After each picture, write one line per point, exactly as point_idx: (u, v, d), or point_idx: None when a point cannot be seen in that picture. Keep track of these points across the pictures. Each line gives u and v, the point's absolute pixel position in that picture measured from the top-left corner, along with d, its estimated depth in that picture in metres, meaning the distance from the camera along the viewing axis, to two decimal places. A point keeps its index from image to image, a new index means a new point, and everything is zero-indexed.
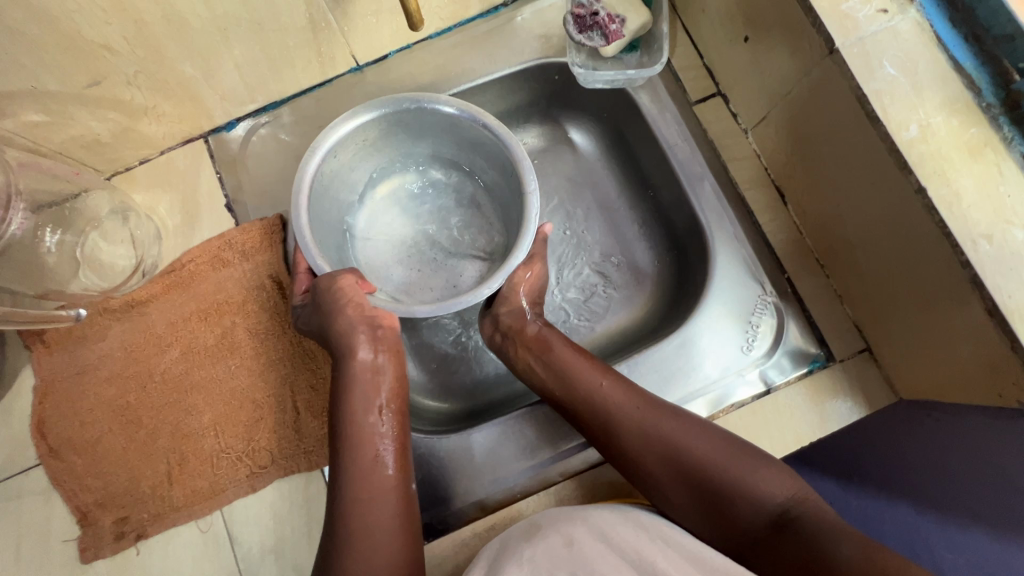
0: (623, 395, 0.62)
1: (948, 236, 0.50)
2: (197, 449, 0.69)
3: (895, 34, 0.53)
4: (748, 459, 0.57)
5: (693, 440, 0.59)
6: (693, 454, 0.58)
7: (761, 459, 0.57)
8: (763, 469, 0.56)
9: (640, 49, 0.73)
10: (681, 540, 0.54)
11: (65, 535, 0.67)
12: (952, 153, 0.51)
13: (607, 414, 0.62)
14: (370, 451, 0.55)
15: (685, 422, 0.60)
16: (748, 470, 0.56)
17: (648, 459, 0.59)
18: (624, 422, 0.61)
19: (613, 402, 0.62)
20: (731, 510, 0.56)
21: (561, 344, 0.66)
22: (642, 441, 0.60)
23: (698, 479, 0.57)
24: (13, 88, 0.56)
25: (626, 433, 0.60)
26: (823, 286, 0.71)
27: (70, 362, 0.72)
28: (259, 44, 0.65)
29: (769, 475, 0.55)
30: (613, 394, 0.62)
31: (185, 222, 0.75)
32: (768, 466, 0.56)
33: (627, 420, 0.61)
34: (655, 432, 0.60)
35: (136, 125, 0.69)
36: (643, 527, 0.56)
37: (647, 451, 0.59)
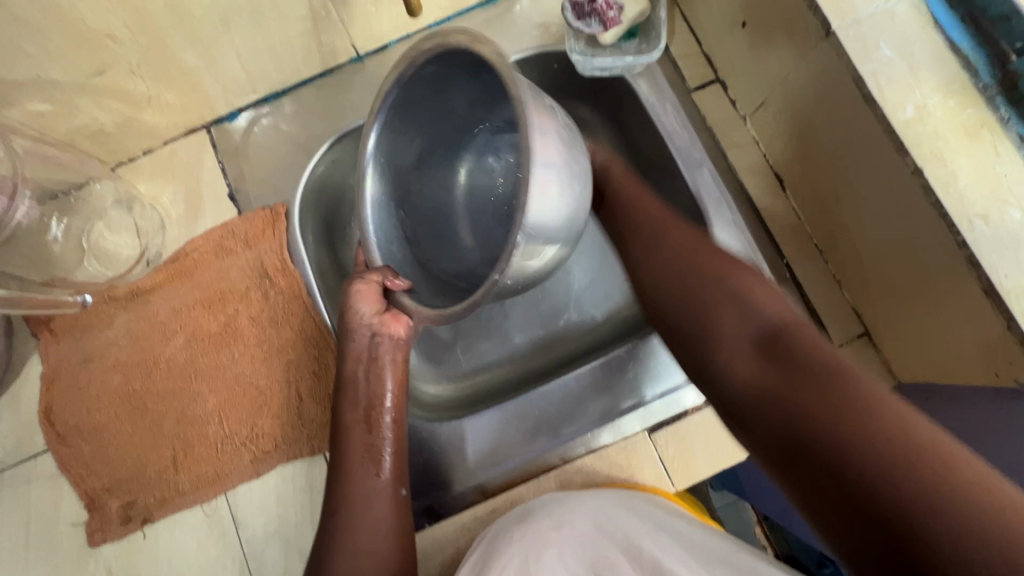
0: (676, 233, 0.60)
1: (944, 217, 0.51)
2: (202, 435, 0.70)
3: (892, 16, 0.53)
4: (781, 309, 0.50)
5: (729, 284, 0.53)
6: (716, 297, 0.53)
7: (794, 315, 0.50)
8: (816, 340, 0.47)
9: (638, 36, 0.74)
10: (668, 519, 0.55)
11: (72, 519, 0.69)
12: (948, 133, 0.51)
13: (653, 245, 0.60)
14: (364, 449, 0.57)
15: (745, 276, 0.54)
16: (781, 323, 0.49)
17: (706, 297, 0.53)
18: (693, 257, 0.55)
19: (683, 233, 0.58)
20: (726, 343, 0.50)
21: (636, 193, 0.66)
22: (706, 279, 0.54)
23: (705, 313, 0.53)
24: (19, 77, 0.57)
25: (665, 273, 0.58)
26: (822, 272, 0.71)
27: (76, 351, 0.72)
28: (260, 33, 0.66)
29: (795, 327, 0.48)
30: (676, 233, 0.60)
31: (189, 212, 0.76)
32: (803, 325, 0.49)
33: (672, 248, 0.59)
34: (688, 272, 0.56)
35: (140, 116, 0.69)
36: (631, 507, 0.56)
37: (672, 275, 0.57)
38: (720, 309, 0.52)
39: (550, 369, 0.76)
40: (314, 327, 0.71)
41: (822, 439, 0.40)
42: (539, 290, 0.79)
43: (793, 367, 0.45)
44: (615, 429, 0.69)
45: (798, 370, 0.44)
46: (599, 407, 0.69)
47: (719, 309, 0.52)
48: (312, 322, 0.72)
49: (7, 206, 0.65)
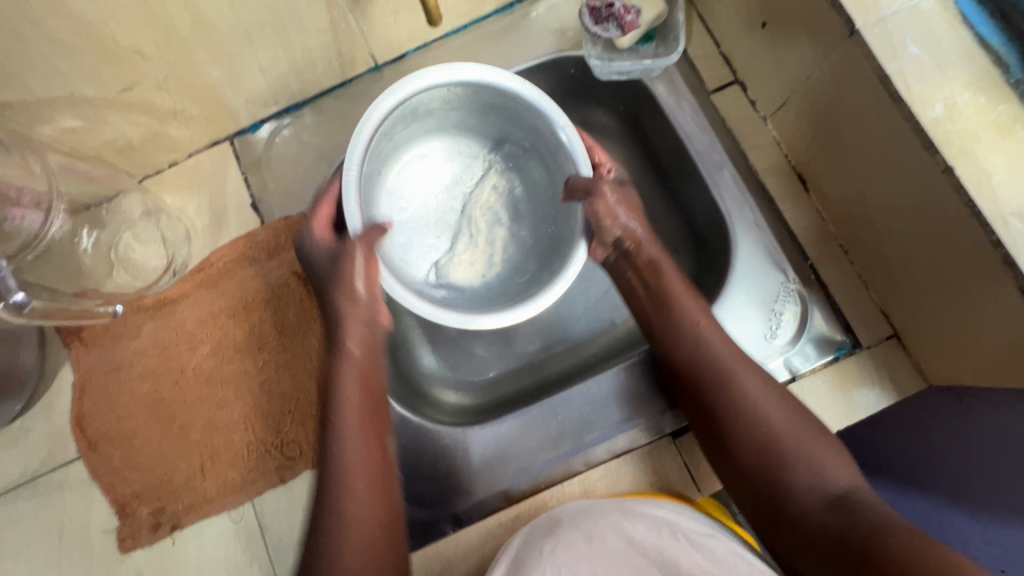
0: (722, 346, 0.59)
1: (978, 216, 0.50)
2: (228, 442, 0.71)
3: (919, 13, 0.52)
4: (822, 444, 0.54)
5: (771, 410, 0.56)
6: (774, 429, 0.55)
7: (836, 449, 0.54)
8: (836, 457, 0.53)
9: (656, 40, 0.73)
10: (705, 539, 0.53)
11: (104, 526, 0.70)
12: (980, 131, 0.50)
13: (706, 370, 0.59)
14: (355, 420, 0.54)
15: (770, 390, 0.57)
16: (820, 453, 0.53)
17: (734, 418, 0.57)
18: (718, 372, 0.58)
19: (708, 342, 0.60)
20: (789, 486, 0.53)
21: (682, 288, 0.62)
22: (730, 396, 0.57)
23: (762, 453, 0.55)
24: (53, 95, 0.59)
25: (715, 395, 0.58)
26: (848, 273, 0.70)
27: (106, 359, 0.74)
28: (282, 46, 0.67)
29: (840, 468, 0.52)
30: (722, 351, 0.59)
31: (213, 222, 0.77)
32: (839, 454, 0.53)
33: (724, 374, 0.58)
34: (744, 410, 0.56)
35: (166, 129, 0.71)
36: (665, 525, 0.54)
37: (725, 404, 0.57)
38: (775, 443, 0.54)
39: (572, 374, 0.76)
40: None
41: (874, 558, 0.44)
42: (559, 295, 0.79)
43: (856, 513, 0.48)
44: (639, 434, 0.69)
45: (859, 518, 0.48)
46: (622, 412, 0.69)
47: (776, 446, 0.54)
48: None
49: (42, 221, 0.65)
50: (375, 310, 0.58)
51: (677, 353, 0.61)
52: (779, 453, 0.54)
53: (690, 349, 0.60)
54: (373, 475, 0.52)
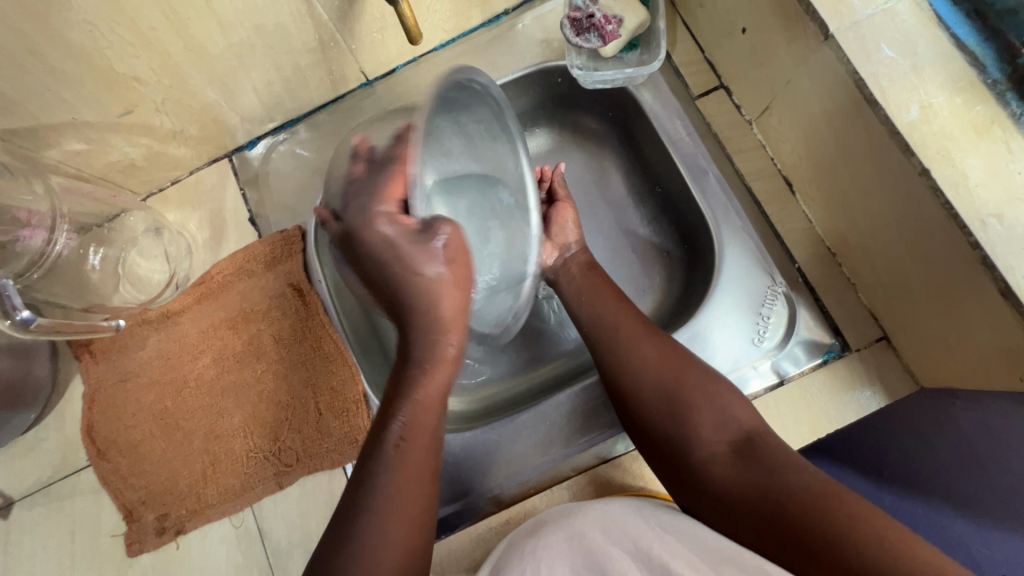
0: (625, 319, 0.65)
1: (955, 218, 0.49)
2: (229, 450, 0.73)
3: (893, 16, 0.53)
4: (723, 391, 0.59)
5: (675, 370, 0.60)
6: (678, 387, 0.59)
7: (737, 395, 0.59)
8: (735, 403, 0.58)
9: (639, 47, 0.74)
10: (680, 525, 0.55)
11: (113, 530, 0.73)
12: (957, 132, 0.50)
13: (614, 337, 0.64)
14: (423, 456, 0.53)
15: (675, 350, 0.62)
16: (719, 400, 0.58)
17: (642, 383, 0.60)
18: (622, 340, 0.63)
19: (613, 313, 0.66)
20: (694, 435, 0.57)
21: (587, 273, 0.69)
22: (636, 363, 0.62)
23: (667, 406, 0.59)
24: (57, 121, 0.62)
25: (624, 360, 0.62)
26: (836, 275, 0.70)
27: (114, 370, 0.77)
28: (274, 66, 0.69)
29: (741, 410, 0.58)
30: (623, 321, 0.64)
31: (213, 236, 0.80)
32: (738, 399, 0.58)
33: (625, 341, 0.63)
34: (658, 371, 0.60)
35: (166, 149, 0.74)
36: (643, 516, 0.56)
37: (630, 370, 0.61)
38: (681, 401, 0.58)
39: (563, 379, 0.77)
40: (333, 344, 0.74)
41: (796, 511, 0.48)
42: (550, 301, 0.80)
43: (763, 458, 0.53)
44: (628, 437, 0.70)
45: (763, 462, 0.53)
46: (610, 416, 0.70)
47: (681, 399, 0.58)
48: (330, 338, 0.74)
49: (46, 239, 0.69)
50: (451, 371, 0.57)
51: (594, 325, 0.65)
52: (688, 409, 0.58)
53: (600, 326, 0.65)
54: (421, 510, 0.52)
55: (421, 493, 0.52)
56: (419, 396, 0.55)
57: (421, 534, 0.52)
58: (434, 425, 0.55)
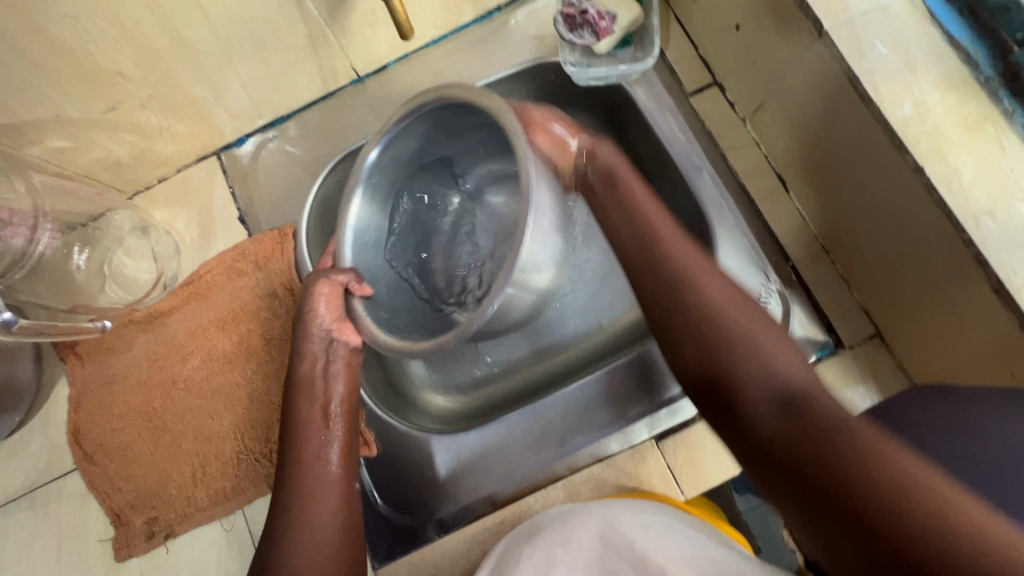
0: (743, 310, 0.53)
1: (949, 215, 0.49)
2: (219, 452, 0.72)
3: (886, 13, 0.53)
4: (821, 377, 0.49)
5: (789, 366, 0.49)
6: (773, 369, 0.49)
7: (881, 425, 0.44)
8: (834, 393, 0.48)
9: (633, 44, 0.74)
10: (682, 536, 0.54)
11: (100, 535, 0.71)
12: (950, 129, 0.50)
13: (698, 301, 0.53)
14: (315, 446, 0.58)
15: (775, 332, 0.52)
16: (869, 430, 0.43)
17: (734, 363, 0.50)
18: (701, 303, 0.53)
19: (698, 276, 0.54)
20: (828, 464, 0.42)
21: (657, 211, 0.59)
22: (721, 334, 0.52)
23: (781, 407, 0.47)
24: (39, 117, 0.60)
25: (709, 323, 0.52)
26: (829, 273, 0.70)
27: (101, 372, 0.76)
28: (262, 62, 0.68)
29: (835, 397, 0.47)
30: (715, 286, 0.54)
31: (201, 235, 0.78)
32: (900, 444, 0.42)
33: (714, 306, 0.53)
34: (741, 340, 0.51)
35: (153, 146, 0.73)
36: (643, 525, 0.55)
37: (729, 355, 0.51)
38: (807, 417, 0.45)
39: (556, 378, 0.77)
40: None
41: (882, 516, 0.39)
42: None
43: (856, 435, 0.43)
44: (623, 437, 0.68)
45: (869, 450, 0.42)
46: (604, 418, 0.68)
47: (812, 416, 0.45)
48: None
49: (27, 238, 0.68)
50: (332, 369, 0.62)
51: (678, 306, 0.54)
52: (816, 424, 0.45)
53: (675, 286, 0.55)
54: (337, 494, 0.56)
55: (335, 497, 0.56)
56: (305, 398, 0.60)
57: (339, 522, 0.55)
58: (341, 442, 0.59)
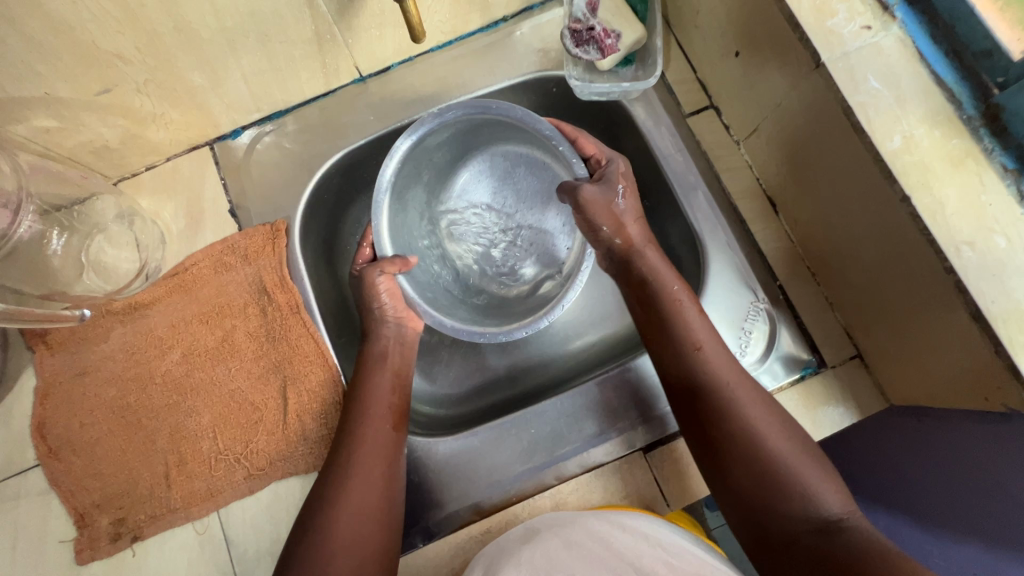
0: (729, 368, 0.60)
1: (933, 244, 0.52)
2: (195, 451, 0.69)
3: (879, 50, 0.55)
4: (814, 466, 0.55)
5: (760, 423, 0.57)
6: (764, 447, 0.56)
7: (830, 476, 0.55)
8: (827, 483, 0.54)
9: (635, 63, 0.76)
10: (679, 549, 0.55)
11: (61, 536, 0.67)
12: (935, 162, 0.53)
13: (718, 390, 0.59)
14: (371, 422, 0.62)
15: (771, 412, 0.58)
16: (816, 485, 0.54)
17: (725, 441, 0.58)
18: (717, 393, 0.59)
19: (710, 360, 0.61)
20: (773, 505, 0.54)
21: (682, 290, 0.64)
22: (725, 419, 0.58)
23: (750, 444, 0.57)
24: (27, 95, 0.58)
25: (717, 414, 0.59)
26: (814, 294, 0.72)
27: (72, 363, 0.72)
28: (265, 54, 0.67)
29: (831, 493, 0.53)
30: (727, 374, 0.60)
31: (189, 227, 0.76)
32: (836, 487, 0.54)
33: (735, 402, 0.59)
34: (749, 436, 0.57)
35: (144, 132, 0.70)
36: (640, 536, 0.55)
37: (714, 401, 0.59)
38: (764, 465, 0.56)
39: (546, 387, 0.77)
40: (313, 343, 0.71)
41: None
42: None
43: (843, 541, 0.50)
44: (611, 448, 0.69)
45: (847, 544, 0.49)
46: (594, 426, 0.69)
47: (777, 475, 0.55)
48: (309, 336, 0.72)
49: (10, 221, 0.65)
50: (402, 342, 0.69)
51: (683, 359, 0.61)
52: (796, 495, 0.54)
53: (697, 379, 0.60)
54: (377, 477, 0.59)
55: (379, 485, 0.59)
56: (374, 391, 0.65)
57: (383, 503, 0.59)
58: (391, 436, 0.63)
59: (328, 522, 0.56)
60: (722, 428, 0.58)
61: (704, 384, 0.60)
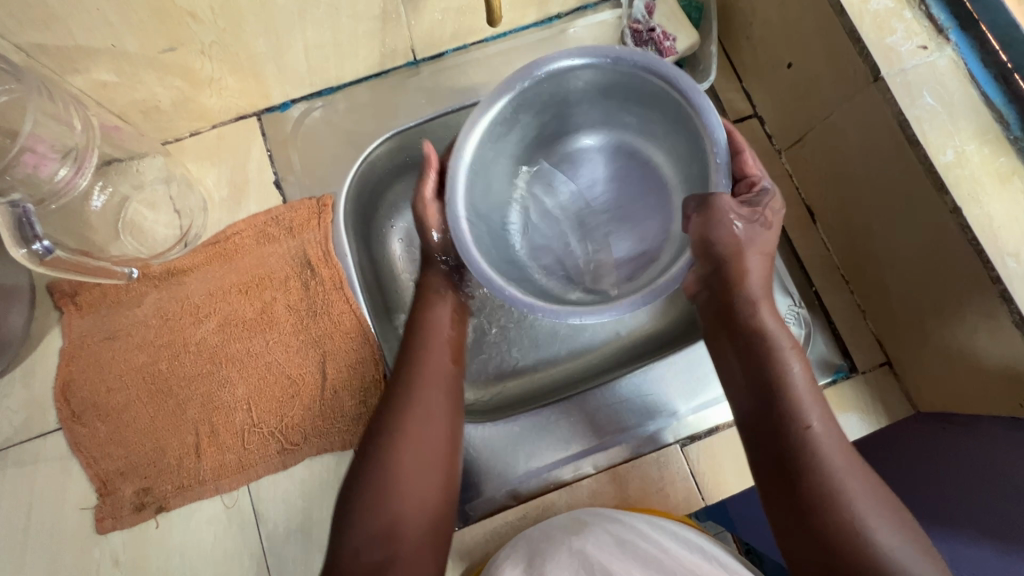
0: (826, 423, 0.48)
1: (980, 253, 0.55)
2: (228, 422, 0.68)
3: (934, 68, 0.58)
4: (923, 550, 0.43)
5: (840, 466, 0.46)
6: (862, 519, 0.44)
7: (928, 549, 0.43)
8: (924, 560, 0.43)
9: (686, 68, 0.81)
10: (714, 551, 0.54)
11: (81, 503, 0.65)
12: (984, 178, 0.55)
13: (815, 443, 0.47)
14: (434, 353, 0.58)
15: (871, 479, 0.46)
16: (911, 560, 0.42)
17: (825, 509, 0.45)
18: (814, 447, 0.46)
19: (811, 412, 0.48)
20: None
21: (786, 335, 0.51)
22: (827, 481, 0.45)
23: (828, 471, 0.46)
24: (94, 45, 0.57)
25: (818, 471, 0.46)
26: (847, 301, 0.75)
27: (102, 326, 0.70)
28: (331, 28, 0.67)
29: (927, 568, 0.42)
30: (822, 422, 0.48)
31: (231, 196, 0.75)
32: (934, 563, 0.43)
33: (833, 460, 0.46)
34: (848, 501, 0.44)
35: (197, 96, 0.70)
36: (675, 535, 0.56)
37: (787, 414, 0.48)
38: (832, 503, 0.45)
39: (581, 379, 0.75)
40: (355, 320, 0.71)
41: None
42: None
43: None
44: (648, 440, 0.70)
45: None
46: (631, 418, 0.70)
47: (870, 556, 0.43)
48: (352, 313, 0.71)
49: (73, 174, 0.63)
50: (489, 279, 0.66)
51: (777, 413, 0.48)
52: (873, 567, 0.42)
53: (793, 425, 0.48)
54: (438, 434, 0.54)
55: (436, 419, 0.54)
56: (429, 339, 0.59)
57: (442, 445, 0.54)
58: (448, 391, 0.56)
59: (378, 476, 0.50)
60: (812, 490, 0.45)
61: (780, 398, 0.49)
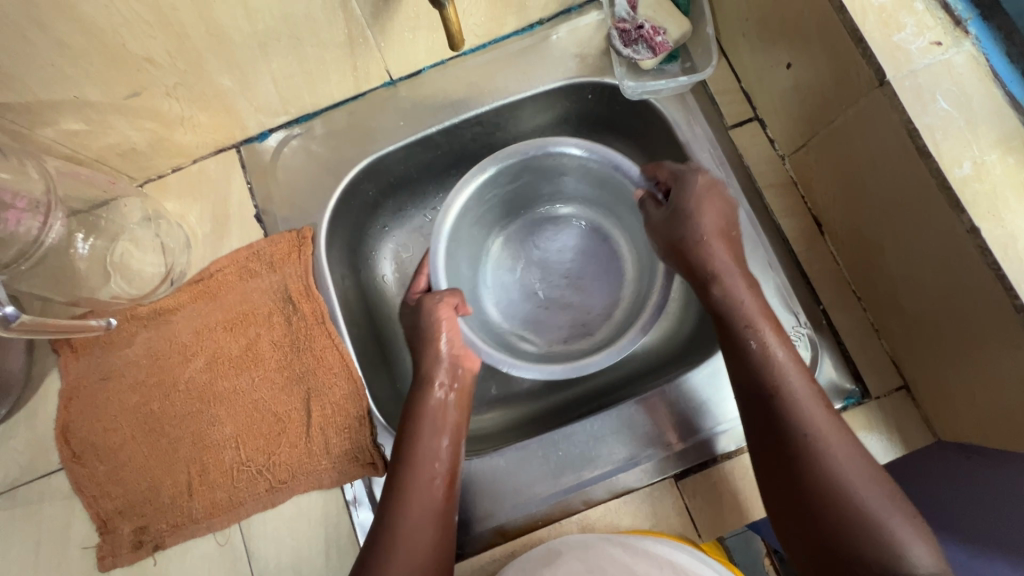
0: (813, 404, 0.52)
1: (1002, 279, 0.49)
2: (218, 460, 0.69)
3: (949, 68, 0.52)
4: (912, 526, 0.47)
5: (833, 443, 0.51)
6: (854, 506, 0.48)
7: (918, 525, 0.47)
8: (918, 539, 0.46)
9: (679, 58, 0.74)
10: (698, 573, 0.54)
11: (84, 542, 0.67)
12: (1007, 192, 0.49)
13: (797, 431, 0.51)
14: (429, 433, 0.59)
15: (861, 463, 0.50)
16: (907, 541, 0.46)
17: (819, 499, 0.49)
18: (797, 427, 0.51)
19: (797, 399, 0.52)
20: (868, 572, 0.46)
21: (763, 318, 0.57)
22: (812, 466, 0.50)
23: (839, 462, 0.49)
24: (57, 98, 0.57)
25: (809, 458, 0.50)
26: (859, 319, 0.69)
27: (95, 367, 0.72)
28: (297, 59, 0.64)
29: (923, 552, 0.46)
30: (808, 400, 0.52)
31: (214, 231, 0.75)
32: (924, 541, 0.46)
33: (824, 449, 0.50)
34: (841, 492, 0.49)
35: (171, 135, 0.69)
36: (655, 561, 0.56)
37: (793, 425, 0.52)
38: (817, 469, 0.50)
39: (571, 407, 0.75)
40: (337, 355, 0.70)
41: None
42: None
43: None
44: (642, 472, 0.67)
45: None
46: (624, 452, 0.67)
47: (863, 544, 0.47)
48: (334, 348, 0.70)
49: (41, 226, 0.63)
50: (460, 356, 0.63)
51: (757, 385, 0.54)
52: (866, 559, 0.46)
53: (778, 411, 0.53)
54: (436, 520, 0.57)
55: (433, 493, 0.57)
56: (425, 432, 0.59)
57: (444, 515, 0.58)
58: (447, 473, 0.59)
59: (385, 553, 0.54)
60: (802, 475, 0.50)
61: (782, 413, 0.52)
